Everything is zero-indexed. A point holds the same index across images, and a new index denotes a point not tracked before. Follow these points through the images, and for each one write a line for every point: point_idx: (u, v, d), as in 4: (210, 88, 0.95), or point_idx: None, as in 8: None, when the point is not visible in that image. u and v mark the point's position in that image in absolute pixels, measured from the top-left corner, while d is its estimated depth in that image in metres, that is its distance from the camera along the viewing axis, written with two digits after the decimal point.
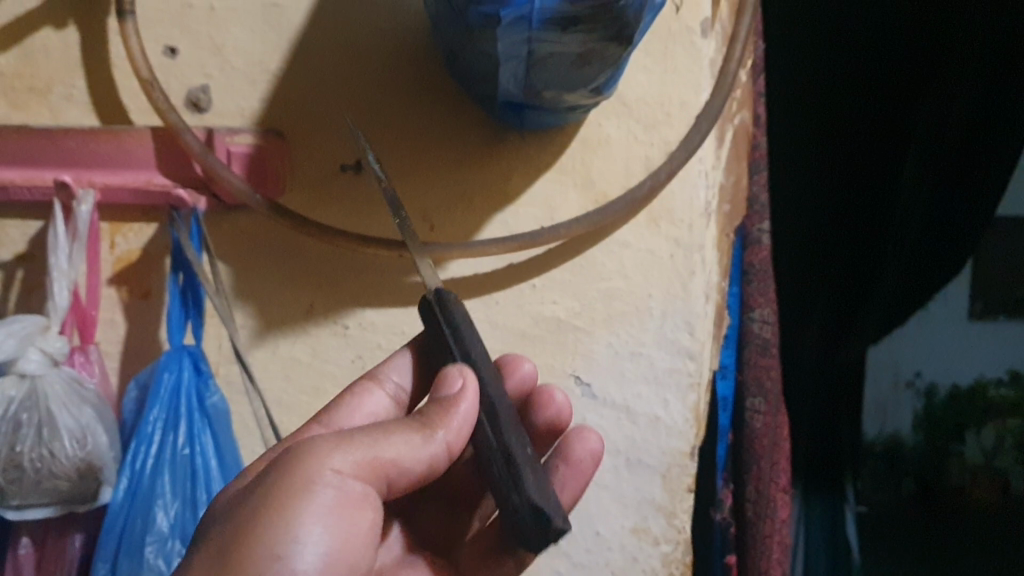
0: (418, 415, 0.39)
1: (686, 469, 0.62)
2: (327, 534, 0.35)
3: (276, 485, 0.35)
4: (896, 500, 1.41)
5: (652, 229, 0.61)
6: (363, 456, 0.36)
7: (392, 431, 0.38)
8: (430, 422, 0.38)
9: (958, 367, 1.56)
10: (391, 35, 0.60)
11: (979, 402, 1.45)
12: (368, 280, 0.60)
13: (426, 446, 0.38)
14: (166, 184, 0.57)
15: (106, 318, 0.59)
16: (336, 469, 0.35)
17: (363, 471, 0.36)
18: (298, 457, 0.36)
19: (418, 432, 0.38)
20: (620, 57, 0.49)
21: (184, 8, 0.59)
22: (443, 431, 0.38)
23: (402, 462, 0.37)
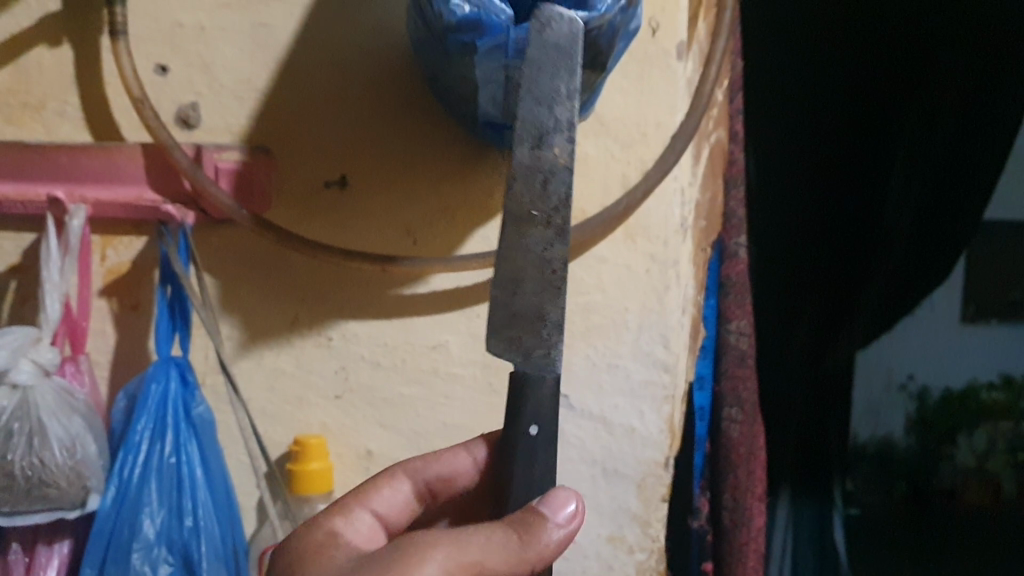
0: (508, 522, 0.37)
1: (660, 478, 0.63)
2: None
3: None
4: (885, 506, 1.06)
5: (629, 244, 0.62)
6: (444, 556, 0.34)
7: (492, 536, 0.36)
8: (530, 532, 0.37)
9: (948, 368, 1.09)
10: (376, 53, 0.60)
11: (971, 403, 1.09)
12: (352, 292, 0.61)
13: (524, 556, 0.36)
14: (155, 198, 0.58)
15: (96, 328, 0.61)
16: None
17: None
18: (385, 562, 0.35)
19: (518, 538, 0.36)
20: (593, 82, 0.51)
21: (175, 27, 0.61)
22: (544, 543, 0.37)
23: (497, 564, 0.35)
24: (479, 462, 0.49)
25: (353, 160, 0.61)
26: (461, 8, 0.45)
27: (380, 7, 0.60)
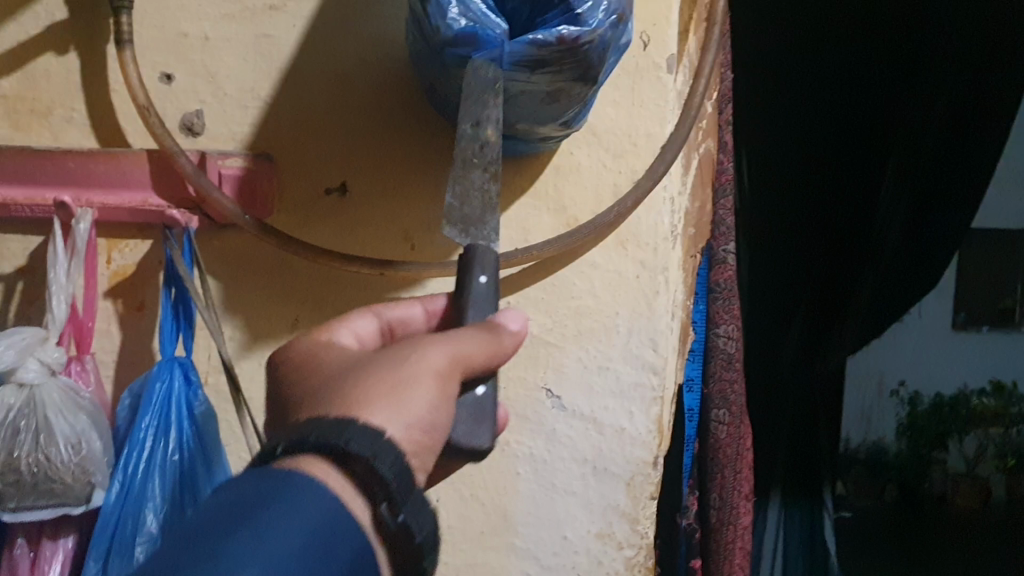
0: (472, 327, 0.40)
1: (648, 477, 0.65)
2: (423, 406, 0.35)
3: (365, 379, 0.35)
4: None
5: (620, 251, 0.64)
6: (437, 347, 0.37)
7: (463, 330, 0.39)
8: (495, 331, 0.40)
9: None
10: (377, 64, 0.62)
11: None
12: (351, 295, 0.63)
13: (493, 349, 0.39)
14: (161, 204, 0.60)
15: (102, 329, 0.63)
16: (429, 361, 0.36)
17: (451, 365, 0.37)
18: (351, 387, 0.35)
19: (485, 334, 0.39)
20: (585, 95, 0.53)
21: (180, 37, 0.63)
22: (508, 342, 0.40)
23: (474, 354, 0.38)
24: (433, 312, 0.48)
25: (354, 168, 0.63)
26: (458, 22, 0.47)
27: (380, 20, 0.62)
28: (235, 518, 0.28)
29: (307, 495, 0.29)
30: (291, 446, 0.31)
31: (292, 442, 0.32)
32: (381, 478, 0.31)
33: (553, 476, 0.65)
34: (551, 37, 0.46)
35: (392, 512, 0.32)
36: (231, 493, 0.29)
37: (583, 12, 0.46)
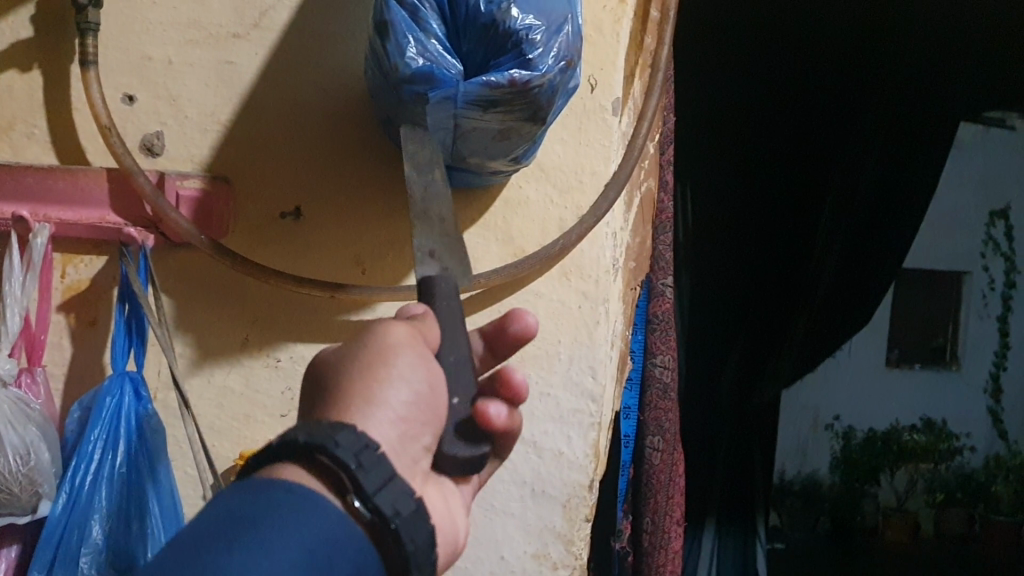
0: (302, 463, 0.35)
1: (584, 499, 0.67)
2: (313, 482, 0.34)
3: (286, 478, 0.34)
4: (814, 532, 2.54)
5: (564, 281, 0.67)
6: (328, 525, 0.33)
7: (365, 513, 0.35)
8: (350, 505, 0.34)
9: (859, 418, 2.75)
10: (335, 96, 0.64)
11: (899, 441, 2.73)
12: (302, 316, 0.65)
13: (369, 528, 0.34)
14: (119, 222, 0.62)
15: (54, 341, 0.64)
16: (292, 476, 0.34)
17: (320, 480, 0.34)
18: None
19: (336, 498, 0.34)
20: (534, 134, 0.56)
21: (143, 60, 0.64)
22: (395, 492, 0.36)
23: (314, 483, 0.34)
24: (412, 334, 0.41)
25: (309, 195, 0.65)
26: (416, 61, 0.50)
27: (341, 51, 0.64)
28: (228, 527, 0.32)
29: (288, 498, 0.33)
30: (282, 443, 0.35)
31: (290, 437, 0.35)
32: (345, 468, 0.34)
33: (494, 497, 0.67)
34: (503, 80, 0.49)
35: (362, 501, 0.34)
36: (220, 509, 0.33)
37: (533, 58, 0.49)
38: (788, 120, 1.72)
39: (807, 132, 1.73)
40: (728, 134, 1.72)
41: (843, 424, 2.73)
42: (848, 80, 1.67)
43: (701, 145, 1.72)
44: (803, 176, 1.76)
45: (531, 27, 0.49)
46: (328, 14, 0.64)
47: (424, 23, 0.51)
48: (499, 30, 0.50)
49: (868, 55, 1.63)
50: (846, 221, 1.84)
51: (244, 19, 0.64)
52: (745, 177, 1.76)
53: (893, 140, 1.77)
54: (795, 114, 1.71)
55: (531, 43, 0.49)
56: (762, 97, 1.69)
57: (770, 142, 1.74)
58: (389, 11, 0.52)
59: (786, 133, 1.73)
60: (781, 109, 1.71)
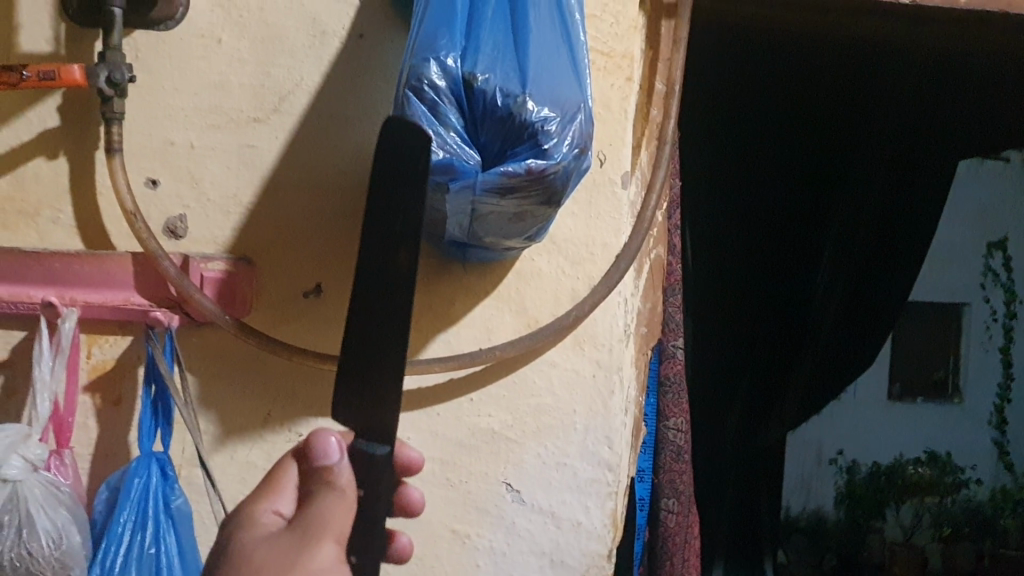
0: None
1: (603, 569, 0.68)
2: None
3: None
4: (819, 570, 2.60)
5: (577, 350, 0.69)
6: None
7: None
8: None
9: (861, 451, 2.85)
10: (354, 177, 0.66)
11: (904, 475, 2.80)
12: (322, 392, 0.66)
13: None
14: (144, 304, 0.63)
15: (79, 422, 0.65)
16: None
17: None
18: None
19: None
20: (548, 216, 0.57)
21: (166, 145, 0.67)
22: None
23: None
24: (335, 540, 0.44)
25: (328, 272, 0.66)
26: (435, 154, 0.52)
27: (357, 134, 0.66)
28: None
29: None
30: None
31: None
32: None
33: (513, 567, 0.68)
34: (520, 169, 0.50)
35: None
36: None
37: (549, 147, 0.51)
38: (785, 162, 1.74)
39: (805, 176, 1.74)
40: (725, 171, 1.76)
41: (847, 459, 2.82)
42: (844, 130, 1.68)
43: (701, 179, 1.75)
44: (805, 220, 1.78)
45: (547, 118, 0.52)
46: (344, 98, 0.66)
47: (443, 116, 0.53)
48: (516, 121, 0.52)
49: (855, 109, 1.64)
50: (846, 276, 1.84)
51: (264, 104, 0.66)
52: (743, 216, 1.79)
53: (895, 195, 1.75)
54: (793, 158, 1.74)
55: (547, 133, 0.51)
56: (756, 137, 1.72)
57: (772, 186, 1.76)
58: (409, 105, 0.53)
59: (785, 176, 1.75)
60: (779, 152, 1.73)
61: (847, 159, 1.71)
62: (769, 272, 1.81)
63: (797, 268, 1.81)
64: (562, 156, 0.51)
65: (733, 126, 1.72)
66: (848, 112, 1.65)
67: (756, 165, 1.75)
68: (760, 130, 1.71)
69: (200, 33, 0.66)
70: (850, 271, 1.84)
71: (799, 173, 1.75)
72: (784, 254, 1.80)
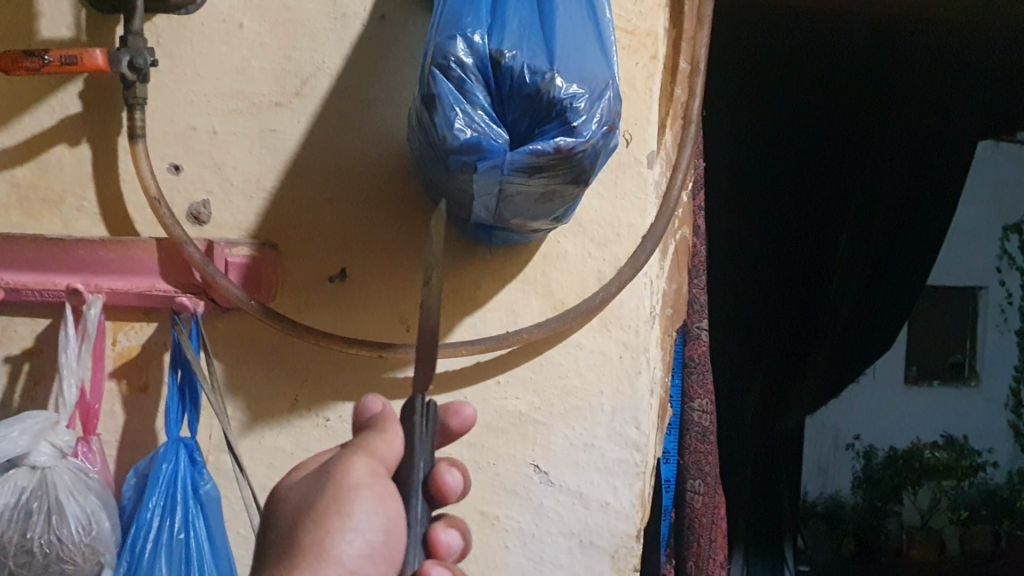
0: None
1: (632, 550, 0.67)
2: None
3: None
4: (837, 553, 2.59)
5: (603, 332, 0.68)
6: None
7: None
8: None
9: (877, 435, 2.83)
10: (377, 160, 0.66)
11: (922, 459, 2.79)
12: (347, 376, 0.66)
13: None
14: (170, 290, 0.63)
15: (107, 409, 0.65)
16: None
17: None
18: None
19: None
20: (575, 195, 0.57)
21: (189, 130, 0.66)
22: None
23: None
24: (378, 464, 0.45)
25: (352, 255, 0.66)
26: (463, 133, 0.51)
27: (380, 116, 0.66)
28: None
29: None
30: None
31: None
32: None
33: (542, 549, 0.68)
34: (549, 148, 0.50)
35: None
36: None
37: (578, 125, 0.51)
38: (804, 147, 1.73)
39: (822, 160, 1.73)
40: (749, 150, 1.73)
41: (863, 444, 2.81)
42: (865, 109, 1.68)
43: (724, 157, 1.73)
44: (825, 206, 1.75)
45: (576, 95, 0.51)
46: (366, 81, 0.65)
47: (470, 95, 0.52)
48: (544, 99, 0.51)
49: (878, 80, 1.64)
50: (864, 256, 1.84)
51: (286, 88, 0.66)
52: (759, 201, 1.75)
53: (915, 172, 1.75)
54: (812, 142, 1.72)
55: (575, 111, 0.51)
56: (781, 114, 1.70)
57: (790, 172, 1.74)
58: (434, 83, 0.52)
59: (805, 162, 1.73)
60: (799, 137, 1.72)
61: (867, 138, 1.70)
62: (789, 258, 1.79)
63: (817, 254, 1.79)
64: (592, 133, 0.51)
65: (756, 109, 1.70)
66: (872, 84, 1.65)
67: (776, 151, 1.73)
68: (783, 113, 1.70)
69: (221, 18, 0.66)
70: (869, 251, 1.84)
71: (817, 158, 1.73)
72: (805, 239, 1.78)
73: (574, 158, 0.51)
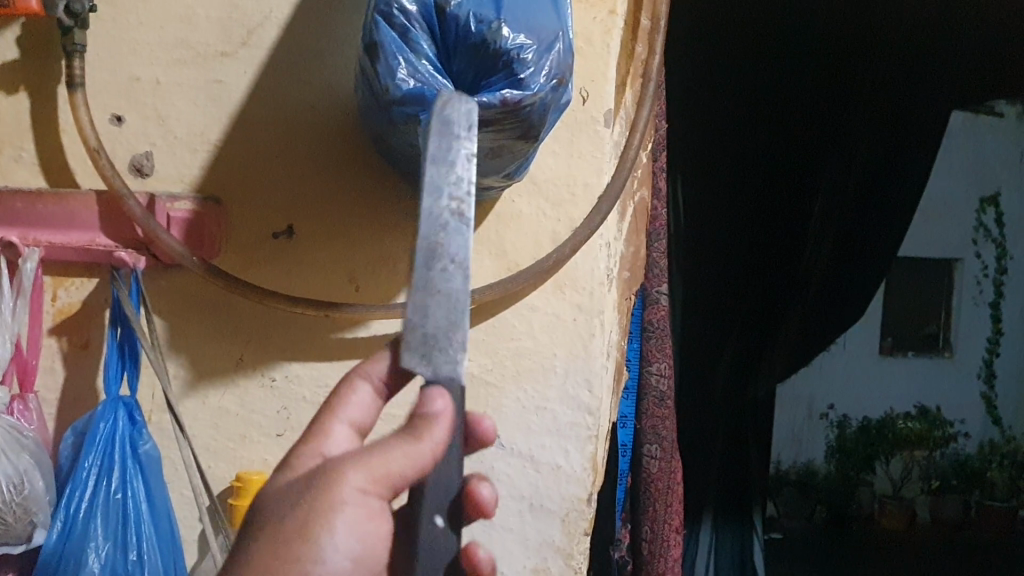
0: None
1: (582, 513, 0.67)
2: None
3: None
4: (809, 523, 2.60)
5: (558, 294, 0.67)
6: None
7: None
8: None
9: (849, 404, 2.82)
10: (324, 114, 0.64)
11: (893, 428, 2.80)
12: (293, 337, 0.64)
13: None
14: (109, 244, 0.61)
15: (46, 366, 0.64)
16: None
17: None
18: None
19: None
20: (526, 151, 0.54)
21: (131, 80, 0.64)
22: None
23: None
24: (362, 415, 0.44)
25: (299, 212, 0.64)
26: (406, 83, 0.50)
27: (327, 68, 0.63)
28: None
29: None
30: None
31: None
32: None
33: (492, 511, 0.67)
34: (494, 100, 0.48)
35: None
36: None
37: (524, 77, 0.48)
38: (781, 106, 1.69)
39: (798, 119, 1.70)
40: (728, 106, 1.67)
41: (838, 414, 2.81)
42: (849, 73, 1.65)
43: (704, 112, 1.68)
44: (800, 169, 1.74)
45: (523, 46, 0.49)
46: (314, 32, 0.63)
47: (413, 43, 0.50)
48: (490, 49, 0.49)
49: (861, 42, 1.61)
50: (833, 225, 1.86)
51: (231, 38, 0.64)
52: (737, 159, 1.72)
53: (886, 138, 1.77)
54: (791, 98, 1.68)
55: (522, 62, 0.49)
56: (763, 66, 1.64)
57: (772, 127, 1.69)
58: (379, 32, 0.51)
59: (783, 119, 1.69)
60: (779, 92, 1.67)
61: (844, 99, 1.68)
62: (761, 219, 1.79)
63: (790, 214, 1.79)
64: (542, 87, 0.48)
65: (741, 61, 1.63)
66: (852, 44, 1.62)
67: (756, 104, 1.67)
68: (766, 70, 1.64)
69: None
70: (840, 216, 1.85)
71: (793, 118, 1.69)
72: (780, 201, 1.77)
73: (523, 113, 0.49)
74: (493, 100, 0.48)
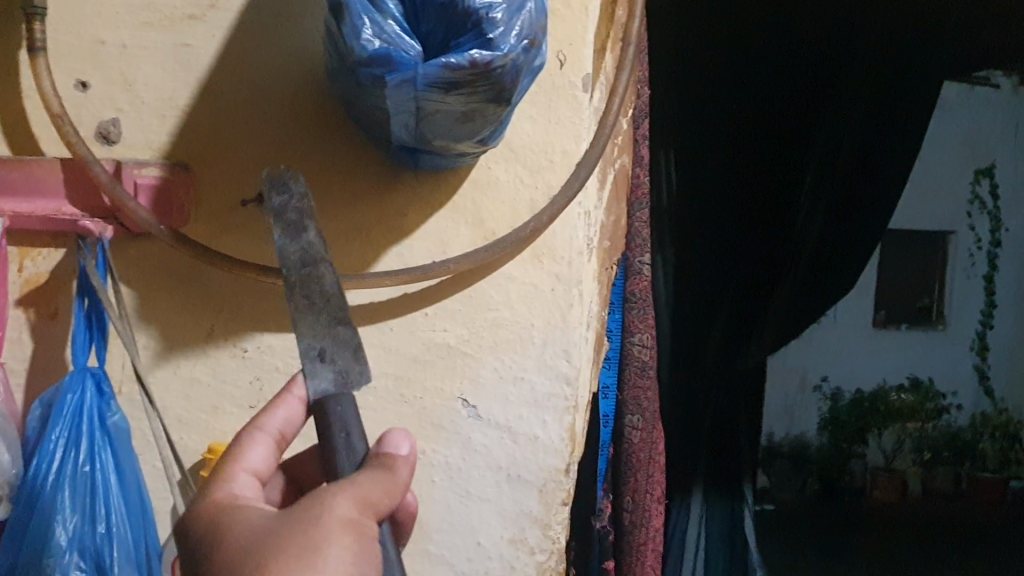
0: None
1: (560, 484, 0.66)
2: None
3: None
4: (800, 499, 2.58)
5: (535, 264, 0.65)
6: None
7: None
8: None
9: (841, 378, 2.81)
10: (293, 78, 0.62)
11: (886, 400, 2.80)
12: (265, 307, 0.63)
13: None
14: (75, 213, 0.59)
15: (13, 336, 0.63)
16: None
17: None
18: None
19: None
20: (500, 115, 0.53)
21: (96, 44, 0.63)
22: None
23: None
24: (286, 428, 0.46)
25: None
26: (372, 43, 0.48)
27: (297, 31, 0.62)
28: None
29: None
30: None
31: None
32: None
33: (468, 482, 0.66)
34: (464, 61, 0.46)
35: None
36: None
37: (494, 38, 0.47)
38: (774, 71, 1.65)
39: (792, 84, 1.65)
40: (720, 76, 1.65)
41: (831, 386, 2.80)
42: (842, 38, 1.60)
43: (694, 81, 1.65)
44: (792, 141, 1.69)
45: (492, 5, 0.47)
46: None
47: (380, 3, 0.49)
48: (459, 8, 0.48)
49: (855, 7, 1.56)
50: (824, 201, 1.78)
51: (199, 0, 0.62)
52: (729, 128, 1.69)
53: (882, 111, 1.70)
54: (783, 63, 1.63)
55: (492, 22, 0.47)
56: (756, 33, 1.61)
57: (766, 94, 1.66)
58: None
59: (776, 85, 1.65)
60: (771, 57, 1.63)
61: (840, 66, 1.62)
62: (752, 190, 1.73)
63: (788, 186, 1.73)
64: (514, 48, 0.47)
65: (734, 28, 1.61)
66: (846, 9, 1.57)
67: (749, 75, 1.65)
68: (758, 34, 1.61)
69: None
70: (832, 191, 1.79)
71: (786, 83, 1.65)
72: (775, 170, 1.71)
73: (493, 75, 0.48)
74: (463, 61, 0.46)
